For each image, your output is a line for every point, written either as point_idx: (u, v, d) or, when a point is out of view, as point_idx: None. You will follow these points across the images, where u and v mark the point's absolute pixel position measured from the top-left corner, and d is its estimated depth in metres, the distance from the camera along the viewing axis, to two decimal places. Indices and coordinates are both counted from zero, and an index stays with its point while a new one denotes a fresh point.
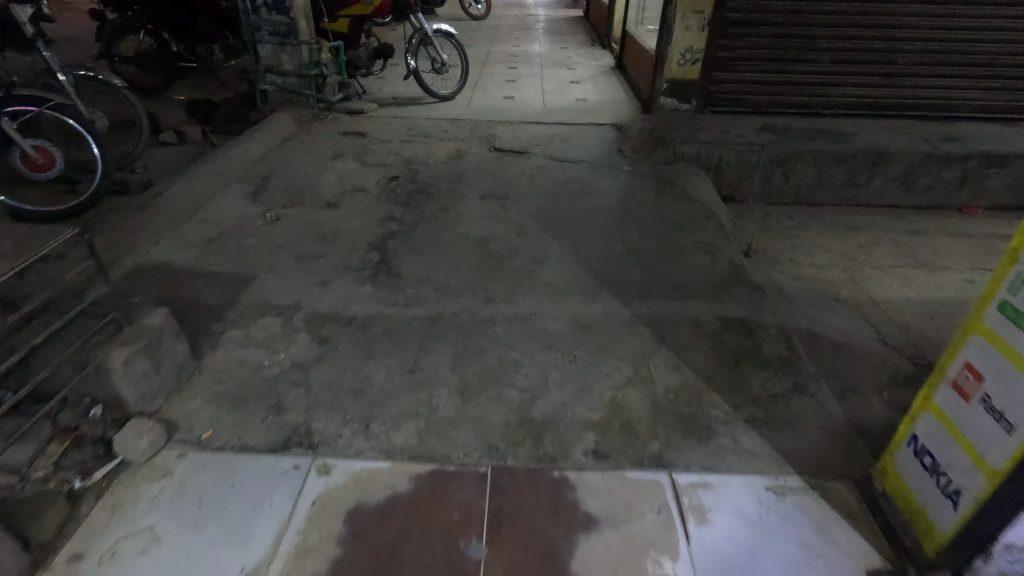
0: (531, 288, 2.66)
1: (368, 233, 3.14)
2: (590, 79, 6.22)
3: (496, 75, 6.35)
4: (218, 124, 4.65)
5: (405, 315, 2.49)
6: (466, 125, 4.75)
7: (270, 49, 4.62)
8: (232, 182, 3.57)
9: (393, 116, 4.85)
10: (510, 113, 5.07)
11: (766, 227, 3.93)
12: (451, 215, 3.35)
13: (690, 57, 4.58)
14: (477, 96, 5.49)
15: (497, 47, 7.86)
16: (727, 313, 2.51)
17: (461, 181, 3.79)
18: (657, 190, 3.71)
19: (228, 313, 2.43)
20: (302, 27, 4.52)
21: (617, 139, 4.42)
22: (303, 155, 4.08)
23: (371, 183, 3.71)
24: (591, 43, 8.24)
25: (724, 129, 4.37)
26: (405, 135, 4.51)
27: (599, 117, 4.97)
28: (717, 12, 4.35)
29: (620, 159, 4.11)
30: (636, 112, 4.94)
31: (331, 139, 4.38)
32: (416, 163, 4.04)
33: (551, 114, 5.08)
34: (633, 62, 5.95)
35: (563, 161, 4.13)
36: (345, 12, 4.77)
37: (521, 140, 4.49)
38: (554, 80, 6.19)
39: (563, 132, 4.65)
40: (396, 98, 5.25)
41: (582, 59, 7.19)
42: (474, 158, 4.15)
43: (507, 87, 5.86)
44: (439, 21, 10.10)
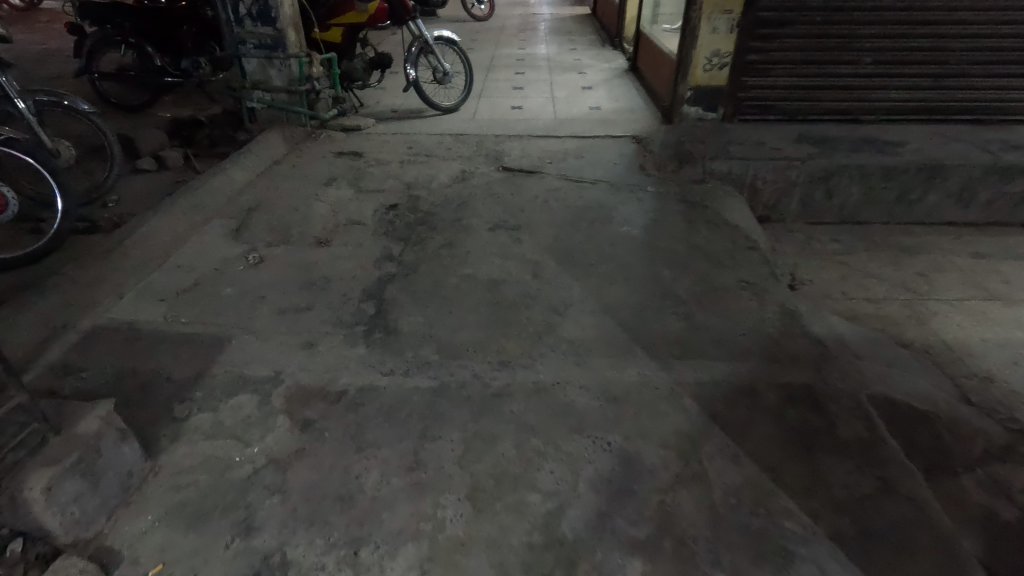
0: (552, 348, 2.27)
1: (362, 278, 2.75)
2: (603, 85, 5.79)
3: (501, 82, 5.96)
4: (203, 146, 4.29)
5: (403, 387, 2.10)
6: (471, 141, 4.35)
7: (257, 63, 4.24)
8: (212, 218, 3.21)
9: (392, 134, 4.46)
10: (518, 126, 4.67)
11: (809, 252, 3.50)
12: (457, 251, 2.96)
13: (717, 61, 4.13)
14: (482, 106, 5.10)
15: (503, 50, 7.47)
16: (788, 378, 2.10)
17: (467, 209, 3.40)
18: (687, 215, 3.30)
19: (194, 390, 2.06)
20: (292, 37, 4.14)
21: (638, 156, 4.01)
22: (293, 182, 3.71)
23: (367, 214, 3.33)
24: (602, 43, 7.81)
25: (757, 141, 3.95)
26: (405, 155, 4.13)
27: (615, 129, 4.56)
28: (747, 12, 3.93)
29: (642, 179, 3.71)
30: (656, 123, 4.52)
31: (323, 162, 4.00)
32: (417, 189, 3.65)
33: (564, 126, 4.67)
34: (650, 67, 5.53)
35: (579, 182, 3.72)
36: (337, 20, 4.47)
37: (532, 158, 4.09)
38: (565, 87, 5.78)
39: (577, 147, 4.25)
40: (396, 112, 4.88)
41: (593, 62, 6.76)
42: (481, 180, 3.76)
43: (514, 96, 5.46)
44: (440, 23, 9.71)
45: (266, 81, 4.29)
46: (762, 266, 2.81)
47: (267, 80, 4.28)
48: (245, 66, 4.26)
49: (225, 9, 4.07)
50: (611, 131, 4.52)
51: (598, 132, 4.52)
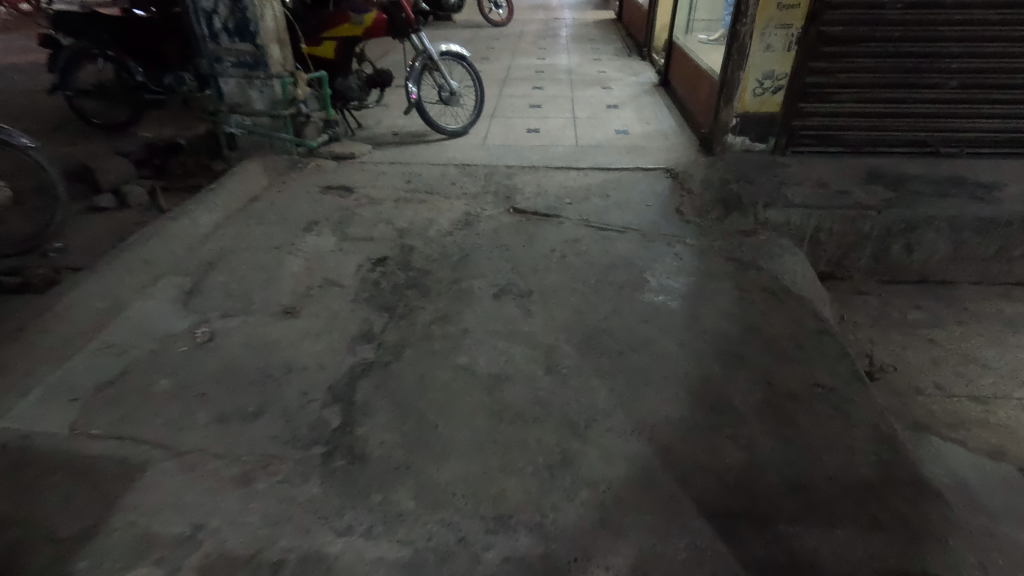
0: (568, 494, 1.68)
1: (330, 368, 2.20)
2: (630, 103, 5.18)
3: (517, 98, 5.39)
4: (175, 177, 3.79)
5: (363, 557, 1.53)
6: (479, 174, 3.78)
7: (234, 83, 3.69)
8: (163, 276, 2.68)
9: (389, 165, 3.92)
10: (535, 154, 4.08)
11: (887, 324, 2.86)
12: (452, 328, 2.39)
13: (769, 84, 3.49)
14: (494, 130, 4.52)
15: (520, 60, 6.90)
16: (902, 561, 1.49)
17: (468, 267, 2.83)
18: (738, 280, 2.68)
19: (79, 557, 1.52)
20: (277, 54, 3.62)
21: (673, 198, 3.41)
22: (268, 226, 3.18)
23: (349, 271, 2.78)
24: (628, 53, 7.18)
25: (817, 181, 3.31)
26: (402, 193, 3.58)
27: (645, 159, 3.95)
28: (810, 26, 3.28)
29: (679, 228, 3.11)
30: (694, 155, 3.90)
31: (307, 201, 3.47)
32: (411, 237, 3.09)
33: (587, 155, 4.07)
34: (685, 83, 4.91)
35: (604, 231, 3.13)
36: (329, 33, 3.94)
37: (548, 197, 3.50)
38: (588, 105, 5.17)
39: (601, 184, 3.65)
40: (395, 137, 4.37)
41: (619, 75, 6.13)
42: (487, 226, 3.20)
43: (531, 116, 4.88)
44: (455, 28, 9.16)
45: (246, 103, 3.75)
46: (840, 360, 2.19)
47: (247, 102, 3.75)
48: (222, 86, 3.71)
49: (197, 22, 3.52)
50: (641, 163, 3.91)
51: (626, 164, 3.91)
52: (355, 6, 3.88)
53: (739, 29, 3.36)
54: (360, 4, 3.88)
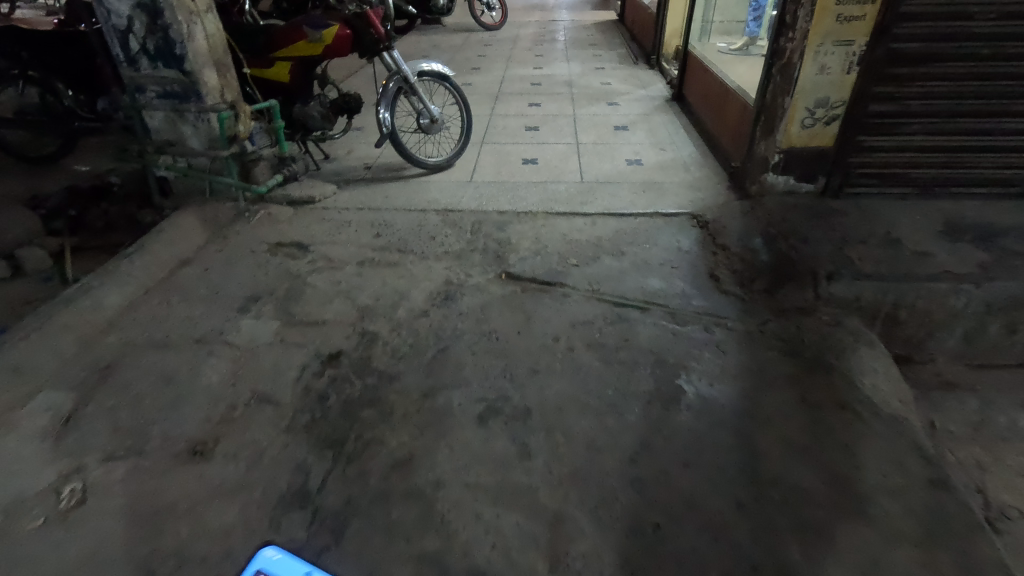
0: None
1: (241, 558, 1.53)
2: (641, 123, 4.52)
3: (511, 118, 4.71)
4: (93, 231, 3.11)
5: None
6: (465, 223, 3.11)
7: (162, 116, 3.01)
8: (37, 394, 2.01)
9: (355, 212, 3.25)
10: (533, 193, 3.42)
11: (989, 436, 2.21)
12: (420, 482, 1.72)
13: (822, 113, 2.81)
14: (484, 161, 3.86)
15: (515, 70, 6.23)
16: None
17: (446, 368, 2.16)
18: (803, 390, 2.02)
19: None
20: (213, 80, 2.92)
21: (704, 259, 2.74)
22: (194, 305, 2.52)
23: (289, 380, 2.12)
24: (634, 59, 6.50)
25: (887, 237, 2.64)
26: (368, 250, 2.90)
27: (665, 201, 3.28)
28: (878, 42, 2.60)
29: (716, 305, 2.44)
30: (724, 198, 3.24)
31: (249, 264, 2.80)
32: (375, 319, 2.42)
33: (594, 194, 3.40)
34: (706, 101, 4.25)
35: (622, 308, 2.46)
36: (282, 52, 3.25)
37: (550, 257, 2.83)
38: (593, 125, 4.50)
39: (614, 237, 2.97)
40: (367, 174, 3.71)
41: (626, 88, 5.45)
42: (472, 301, 2.52)
43: (528, 142, 4.21)
44: (445, 32, 8.47)
45: (178, 140, 3.07)
46: (972, 540, 1.53)
47: (179, 139, 3.06)
48: (147, 120, 3.03)
49: (111, 42, 2.83)
50: (660, 207, 3.23)
51: (642, 208, 3.23)
52: (313, 21, 3.21)
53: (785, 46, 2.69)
54: (319, 19, 3.21)
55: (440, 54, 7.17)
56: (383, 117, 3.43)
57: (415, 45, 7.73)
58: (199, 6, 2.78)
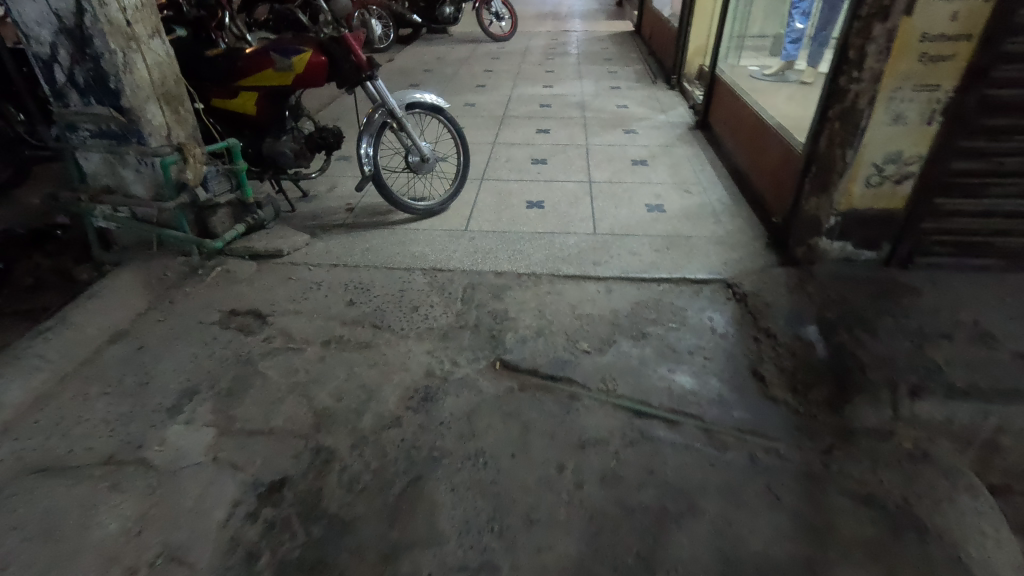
0: None
1: None
2: (662, 157, 4.02)
3: (516, 148, 4.23)
4: (20, 288, 2.65)
5: None
6: (455, 287, 2.63)
7: (100, 158, 2.56)
8: None
9: (328, 269, 2.77)
10: (537, 248, 2.93)
11: None
12: None
13: (893, 170, 2.30)
14: (483, 204, 3.38)
15: (524, 88, 5.75)
16: None
17: (418, 512, 1.67)
18: (891, 565, 1.51)
19: None
20: (157, 118, 2.47)
21: (745, 348, 2.23)
22: (115, 401, 2.04)
23: (214, 524, 1.64)
24: (652, 77, 6.02)
25: (975, 331, 2.12)
26: (337, 323, 2.42)
27: (692, 263, 2.78)
28: (971, 87, 2.10)
29: (764, 420, 1.93)
30: (763, 263, 2.73)
31: (192, 341, 2.33)
32: (334, 429, 1.93)
33: (610, 250, 2.90)
34: (736, 135, 3.76)
35: (644, 420, 1.96)
36: (245, 81, 2.81)
37: (555, 338, 2.33)
38: (608, 159, 4.01)
39: (633, 312, 2.48)
40: (348, 218, 3.24)
41: (644, 112, 4.96)
42: (457, 403, 2.03)
43: (533, 179, 3.72)
44: (450, 44, 8.00)
45: (120, 186, 2.62)
46: None
47: (120, 184, 2.61)
48: (83, 163, 2.57)
49: (37, 74, 2.38)
50: (687, 271, 2.72)
51: (665, 271, 2.73)
52: (281, 46, 2.74)
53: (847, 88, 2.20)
54: (288, 44, 2.74)
55: (443, 68, 6.69)
56: (364, 153, 2.98)
57: (418, 57, 7.25)
58: (138, 32, 2.32)
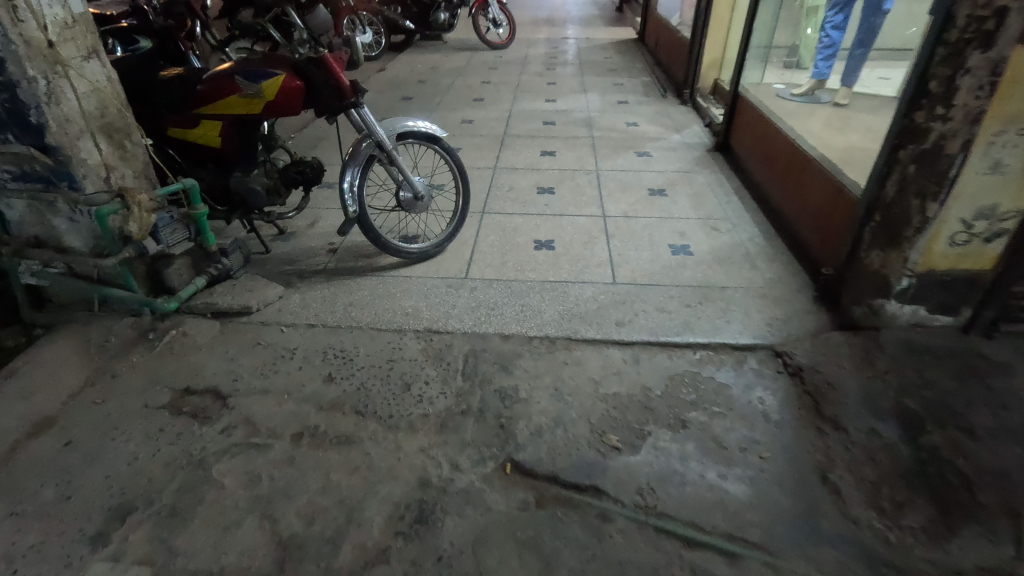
0: None
1: None
2: (681, 186, 3.63)
3: (520, 174, 3.83)
4: None
5: None
6: (455, 356, 2.22)
7: (25, 205, 2.13)
8: None
9: (304, 331, 2.35)
10: (549, 302, 2.52)
11: None
12: None
13: (983, 226, 1.96)
14: (485, 244, 2.98)
15: (526, 102, 5.36)
16: None
17: None
18: None
19: None
20: (93, 155, 2.06)
21: (809, 444, 1.84)
22: (25, 526, 1.61)
23: None
24: (662, 90, 5.64)
25: None
26: (312, 407, 2.00)
27: (731, 324, 2.38)
28: None
29: (848, 554, 1.52)
30: (814, 325, 2.34)
31: (132, 433, 1.89)
32: (302, 568, 1.51)
33: (634, 304, 2.51)
34: (766, 165, 3.39)
35: (696, 552, 1.56)
36: (206, 108, 2.38)
37: (577, 427, 1.93)
38: (622, 188, 3.61)
39: (668, 390, 2.07)
40: (329, 262, 2.82)
41: (657, 131, 4.58)
42: (459, 525, 1.62)
43: (541, 212, 3.32)
44: (445, 52, 7.60)
45: (52, 237, 2.19)
46: None
47: (53, 234, 2.18)
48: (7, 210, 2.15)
49: None
50: (726, 334, 2.33)
51: (701, 335, 2.33)
52: (249, 68, 2.32)
53: (928, 126, 1.89)
54: (258, 67, 2.32)
55: (437, 79, 6.26)
56: (346, 185, 2.55)
57: (410, 66, 6.83)
58: (64, 54, 1.91)
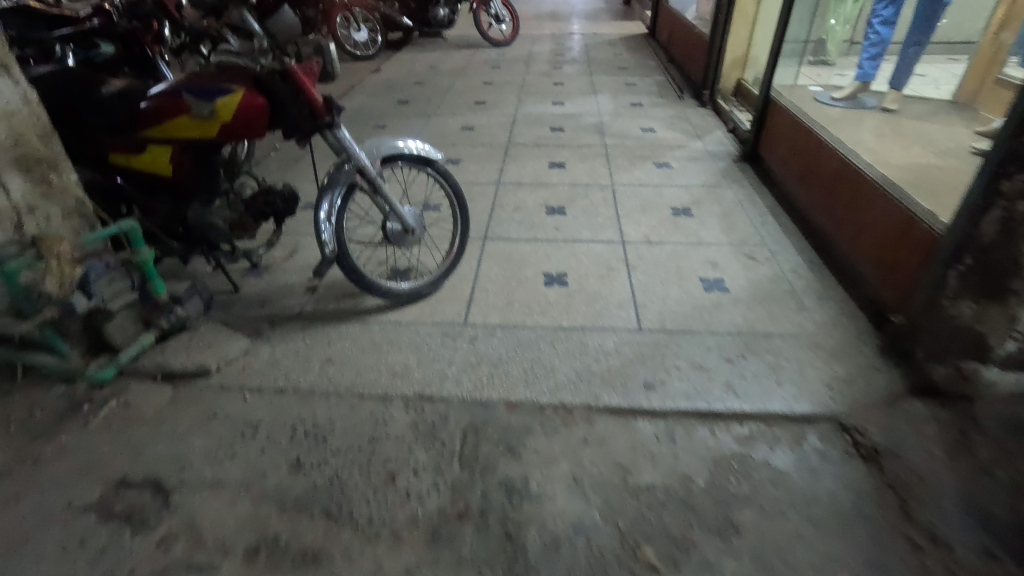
0: None
1: None
2: (709, 204, 3.21)
3: (525, 191, 3.42)
4: None
5: None
6: (452, 431, 1.83)
7: None
8: None
9: (271, 399, 1.96)
10: (562, 357, 2.12)
11: None
12: None
13: None
14: (487, 280, 2.57)
15: (531, 105, 4.95)
16: None
17: None
18: None
19: None
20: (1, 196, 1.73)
21: (902, 564, 1.44)
22: None
23: None
24: (678, 90, 5.21)
25: None
26: (273, 508, 1.61)
27: (783, 387, 1.98)
28: None
29: None
30: (885, 389, 1.94)
31: (45, 549, 1.51)
32: None
33: (665, 359, 2.10)
34: (805, 182, 2.95)
35: None
36: (151, 131, 1.98)
37: (604, 535, 1.54)
38: (642, 207, 3.19)
39: (715, 482, 1.67)
40: (307, 303, 2.44)
41: (676, 138, 4.16)
42: None
43: (550, 237, 2.92)
44: (445, 49, 7.17)
45: None
46: None
47: None
48: None
49: None
50: (779, 401, 1.92)
51: (749, 403, 1.92)
52: (199, 84, 1.92)
53: None
54: (211, 81, 1.92)
55: (436, 80, 5.84)
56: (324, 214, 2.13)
57: (408, 66, 6.40)
58: None
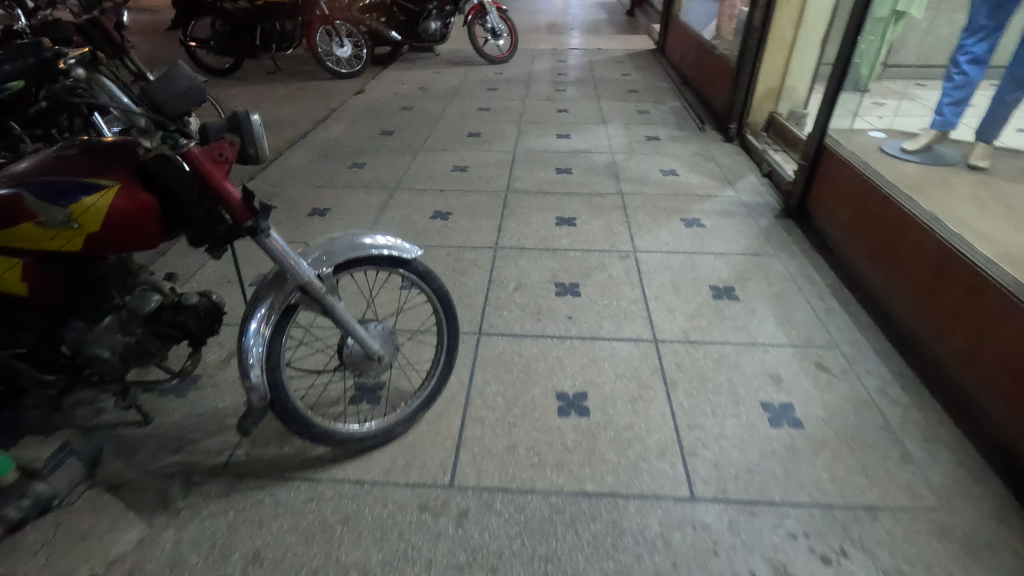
0: None
1: None
2: (756, 281, 2.60)
3: (529, 259, 2.80)
4: None
5: None
6: None
7: None
8: None
9: None
10: (588, 554, 1.49)
11: None
12: None
13: None
14: (482, 405, 1.94)
15: (533, 139, 4.33)
16: None
17: None
18: None
19: None
20: None
21: None
22: None
23: None
24: (699, 121, 4.62)
25: None
26: None
27: None
28: None
29: None
30: None
31: None
32: None
33: (734, 557, 1.48)
34: (884, 263, 2.34)
35: None
36: None
37: None
38: (674, 286, 2.57)
39: None
40: (236, 445, 1.80)
41: (704, 183, 3.55)
42: None
43: (562, 333, 2.29)
44: (438, 67, 6.54)
45: None
46: None
47: None
48: None
49: None
50: None
51: None
52: (51, 179, 1.30)
53: None
54: (66, 174, 1.31)
55: (426, 105, 5.22)
56: (250, 349, 1.50)
57: (395, 87, 5.77)
58: None
